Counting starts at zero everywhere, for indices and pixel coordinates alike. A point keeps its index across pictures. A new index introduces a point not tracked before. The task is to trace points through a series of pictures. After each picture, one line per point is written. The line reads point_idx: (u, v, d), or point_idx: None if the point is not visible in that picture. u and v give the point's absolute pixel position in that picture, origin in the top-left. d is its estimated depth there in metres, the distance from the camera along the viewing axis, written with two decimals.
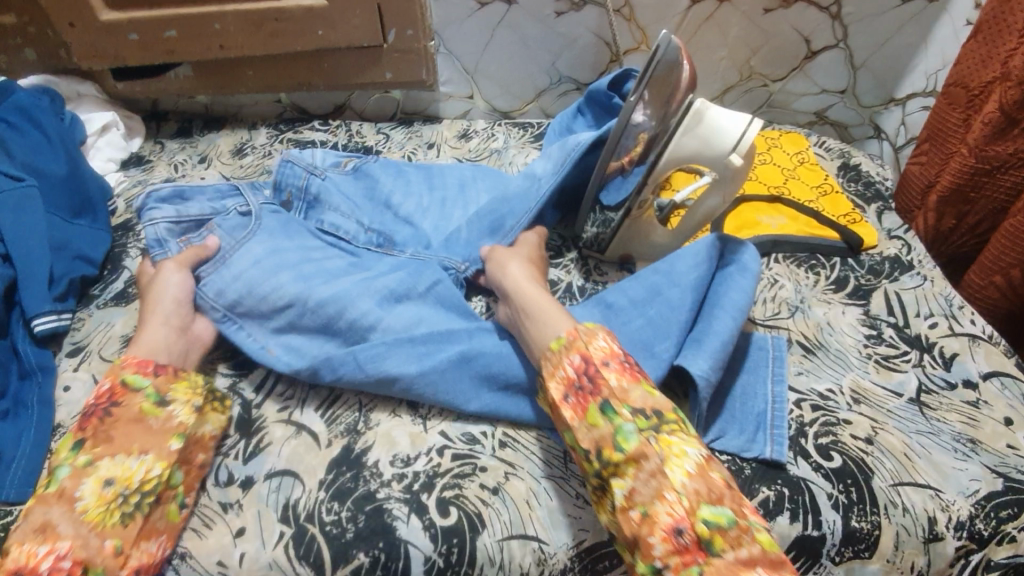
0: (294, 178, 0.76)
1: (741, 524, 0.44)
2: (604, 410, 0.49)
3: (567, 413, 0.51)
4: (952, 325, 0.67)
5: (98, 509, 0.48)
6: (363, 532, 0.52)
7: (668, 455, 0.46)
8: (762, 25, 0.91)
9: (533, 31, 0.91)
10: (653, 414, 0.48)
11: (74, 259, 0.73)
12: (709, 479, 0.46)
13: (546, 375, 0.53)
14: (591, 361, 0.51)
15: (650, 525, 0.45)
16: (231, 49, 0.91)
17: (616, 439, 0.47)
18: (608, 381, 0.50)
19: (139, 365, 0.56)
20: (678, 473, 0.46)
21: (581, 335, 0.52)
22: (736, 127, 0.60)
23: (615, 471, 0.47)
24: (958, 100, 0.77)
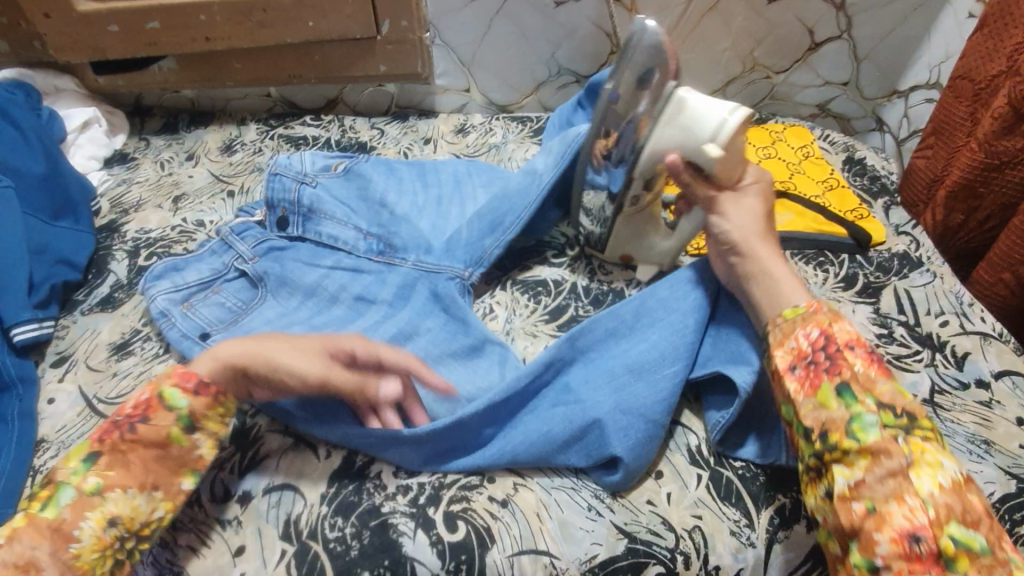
0: (284, 191, 0.73)
1: (997, 556, 0.39)
2: (841, 393, 0.46)
3: (790, 385, 0.49)
4: (963, 323, 0.66)
5: (89, 555, 0.44)
6: (368, 549, 0.50)
7: (917, 461, 0.43)
8: (766, 15, 0.89)
9: (532, 22, 0.89)
10: (902, 414, 0.45)
11: (55, 264, 0.70)
12: (963, 498, 0.41)
13: (774, 342, 0.52)
14: (832, 339, 0.49)
15: (878, 522, 0.41)
16: (217, 41, 0.87)
17: (851, 426, 0.45)
18: (852, 365, 0.47)
19: (181, 377, 0.50)
20: (927, 481, 0.42)
21: (824, 311, 0.51)
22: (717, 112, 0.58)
23: (840, 458, 0.44)
24: (964, 93, 0.76)
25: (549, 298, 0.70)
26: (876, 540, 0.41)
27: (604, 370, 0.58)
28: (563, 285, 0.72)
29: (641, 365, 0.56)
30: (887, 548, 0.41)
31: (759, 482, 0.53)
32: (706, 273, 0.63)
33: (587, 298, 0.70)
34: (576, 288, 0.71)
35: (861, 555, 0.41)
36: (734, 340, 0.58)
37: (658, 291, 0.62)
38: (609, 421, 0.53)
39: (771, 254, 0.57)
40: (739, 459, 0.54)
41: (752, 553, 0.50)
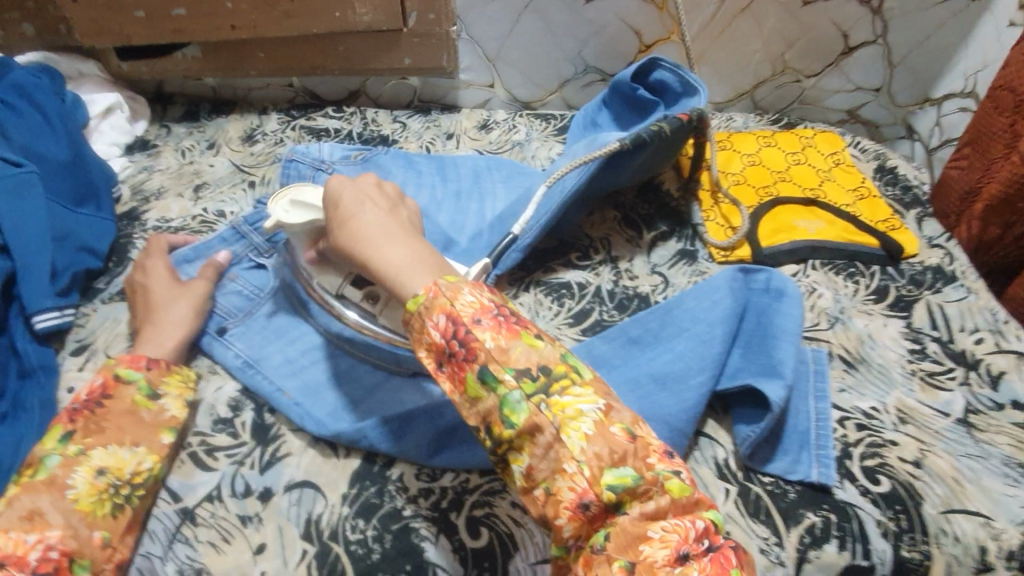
0: (300, 176, 0.74)
1: (648, 479, 0.39)
2: (484, 380, 0.41)
3: (445, 385, 0.44)
4: (999, 341, 0.64)
5: (88, 498, 0.48)
6: (389, 553, 0.49)
7: (562, 421, 0.40)
8: (800, 17, 0.87)
9: (560, 18, 0.87)
10: (539, 373, 0.41)
11: (78, 251, 0.70)
12: (608, 435, 0.40)
13: (415, 341, 0.45)
14: (458, 322, 0.42)
15: (555, 504, 0.39)
16: (243, 30, 0.86)
17: (503, 412, 0.41)
18: (482, 344, 0.42)
19: (132, 361, 0.56)
20: (575, 437, 0.39)
21: (443, 292, 0.44)
22: (299, 214, 0.60)
23: (509, 451, 0.41)
24: (1004, 103, 0.74)
25: (572, 301, 0.69)
26: (559, 524, 0.39)
27: (627, 378, 0.56)
28: (587, 288, 0.70)
29: (666, 374, 0.55)
30: (568, 528, 0.39)
31: (788, 499, 0.52)
32: (738, 285, 0.60)
33: (611, 302, 0.69)
34: (601, 292, 0.70)
35: (556, 543, 0.40)
36: (766, 353, 0.57)
37: (687, 303, 0.60)
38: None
39: (396, 237, 0.49)
40: (767, 474, 0.54)
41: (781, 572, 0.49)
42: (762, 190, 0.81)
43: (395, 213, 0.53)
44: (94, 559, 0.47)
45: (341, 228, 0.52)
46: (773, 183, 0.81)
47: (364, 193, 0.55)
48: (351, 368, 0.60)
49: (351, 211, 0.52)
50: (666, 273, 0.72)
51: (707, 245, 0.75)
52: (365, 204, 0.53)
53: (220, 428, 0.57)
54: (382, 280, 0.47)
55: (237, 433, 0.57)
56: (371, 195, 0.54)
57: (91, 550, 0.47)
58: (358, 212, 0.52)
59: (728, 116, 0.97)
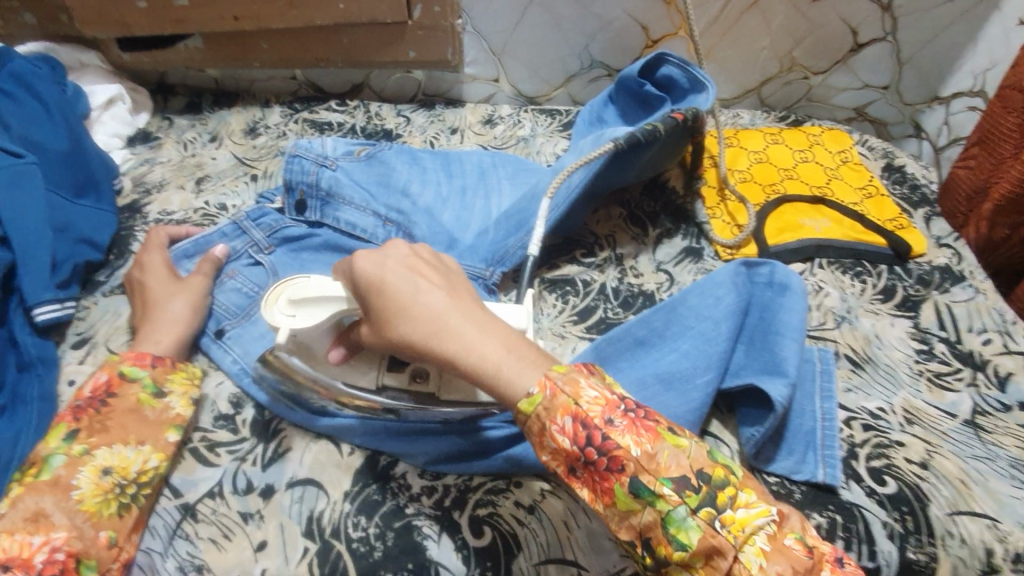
0: (304, 175, 0.72)
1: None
2: (637, 492, 0.38)
3: (583, 494, 0.40)
4: (1007, 342, 0.64)
5: (93, 499, 0.48)
6: (392, 551, 0.49)
7: (740, 538, 0.37)
8: (809, 14, 0.86)
9: (566, 12, 0.86)
10: (699, 482, 0.38)
11: (77, 243, 0.69)
12: (786, 549, 0.37)
13: (535, 444, 0.41)
14: (591, 426, 0.39)
15: None
16: (246, 21, 0.86)
17: (670, 532, 0.37)
18: (628, 452, 0.39)
19: (136, 358, 0.56)
20: (752, 554, 0.36)
21: (562, 388, 0.40)
22: (309, 314, 0.51)
23: (679, 573, 0.38)
24: (1013, 103, 0.73)
25: (577, 298, 0.69)
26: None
27: (631, 379, 0.56)
28: (592, 286, 0.70)
29: (673, 373, 0.54)
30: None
31: (793, 500, 0.52)
32: (741, 280, 0.60)
33: (617, 300, 0.68)
34: (606, 289, 0.70)
35: None
36: (770, 351, 0.56)
37: (691, 300, 0.59)
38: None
39: (473, 321, 0.43)
40: (772, 474, 0.54)
41: None
42: (769, 189, 0.80)
43: (451, 284, 0.47)
44: (100, 559, 0.46)
45: (399, 320, 0.44)
46: (780, 181, 0.81)
47: (406, 267, 0.47)
48: None
49: (403, 295, 0.45)
50: (672, 271, 0.72)
51: (713, 243, 0.74)
52: (419, 283, 0.45)
53: (221, 425, 0.57)
54: (480, 382, 0.42)
55: (237, 429, 0.56)
56: (422, 273, 0.46)
57: (97, 550, 0.47)
58: (416, 292, 0.45)
59: (734, 112, 0.96)
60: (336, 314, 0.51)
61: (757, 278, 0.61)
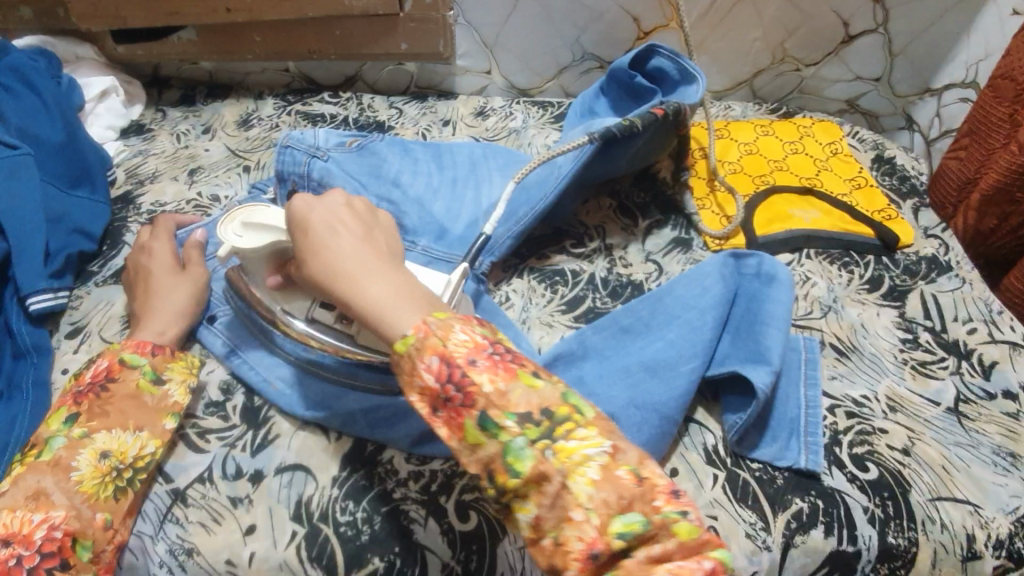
0: (295, 165, 0.73)
1: (655, 521, 0.35)
2: (484, 426, 0.37)
3: (439, 431, 0.39)
4: (992, 332, 0.64)
5: (92, 480, 0.49)
6: (378, 534, 0.50)
7: (569, 467, 0.36)
8: (800, 5, 0.86)
9: (558, 3, 0.86)
10: (542, 417, 0.37)
11: (72, 233, 0.70)
12: (616, 479, 0.36)
13: (405, 386, 0.40)
14: (452, 363, 0.38)
15: (563, 556, 0.35)
16: (239, 13, 0.87)
17: (507, 461, 0.37)
18: (480, 388, 0.38)
19: (136, 345, 0.55)
20: (581, 484, 0.36)
21: (434, 331, 0.39)
22: (252, 237, 0.53)
23: (514, 500, 0.37)
24: (1005, 93, 0.73)
25: (566, 288, 0.69)
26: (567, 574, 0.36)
27: (614, 368, 0.56)
28: (581, 275, 0.70)
29: (658, 362, 0.55)
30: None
31: (776, 485, 0.52)
32: (728, 271, 0.60)
33: (605, 290, 0.69)
34: (594, 279, 0.70)
35: None
36: (753, 339, 0.56)
37: (677, 290, 0.60)
38: (622, 416, 0.53)
39: (375, 266, 0.43)
40: (756, 460, 0.54)
41: (766, 557, 0.49)
42: (758, 180, 0.80)
43: (371, 233, 0.46)
44: (96, 539, 0.48)
45: (310, 259, 0.44)
46: (770, 172, 0.81)
47: (331, 212, 0.46)
48: None
49: (318, 236, 0.45)
50: (660, 261, 0.72)
51: (702, 234, 0.75)
52: (336, 227, 0.45)
53: (212, 411, 0.57)
54: (363, 321, 0.42)
55: (228, 416, 0.57)
56: (342, 217, 0.46)
57: (93, 530, 0.48)
58: (327, 237, 0.44)
59: (726, 105, 0.96)
60: (273, 242, 0.52)
61: (746, 268, 0.61)
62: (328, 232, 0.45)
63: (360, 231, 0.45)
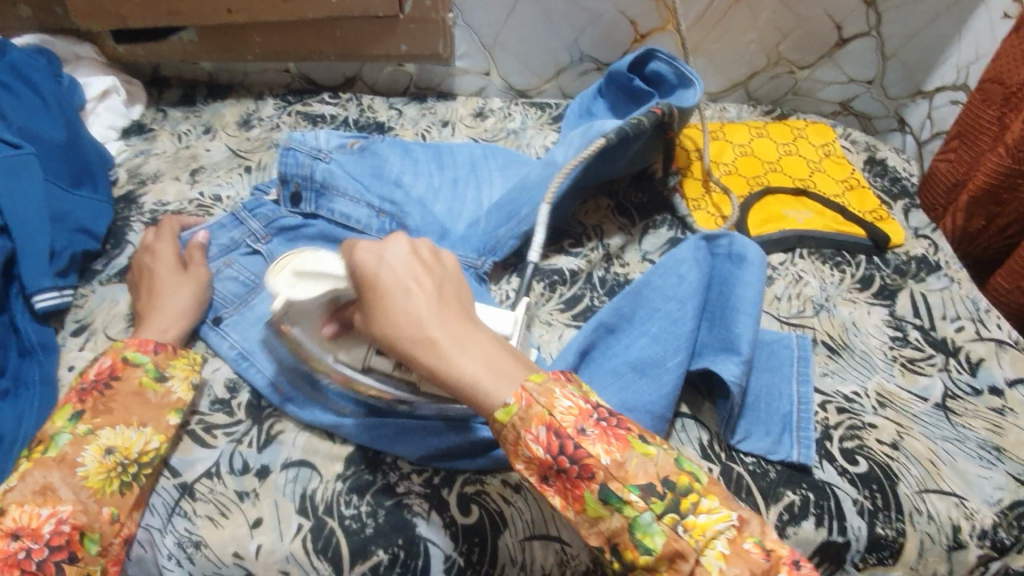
0: (298, 168, 0.73)
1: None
2: (607, 499, 0.39)
3: (554, 500, 0.41)
4: (979, 329, 0.66)
5: (97, 476, 0.50)
6: (382, 528, 0.51)
7: (699, 543, 0.38)
8: (794, 8, 0.88)
9: (556, 6, 0.87)
10: (664, 489, 0.39)
11: (75, 232, 0.71)
12: (744, 552, 0.38)
13: (510, 453, 0.42)
14: (564, 436, 0.40)
15: None
16: (239, 14, 0.87)
17: (635, 535, 0.39)
18: (598, 460, 0.40)
19: (140, 344, 0.57)
20: (713, 557, 0.38)
21: (537, 398, 0.40)
22: (309, 286, 0.50)
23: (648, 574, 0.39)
24: (993, 96, 0.75)
25: (565, 287, 0.70)
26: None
27: (607, 368, 0.58)
28: (579, 275, 0.72)
29: (646, 357, 0.57)
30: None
31: (769, 478, 0.54)
32: (700, 256, 0.62)
33: (603, 290, 0.70)
34: (592, 279, 0.71)
35: None
36: (726, 327, 0.58)
37: (655, 282, 0.61)
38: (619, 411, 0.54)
39: (459, 331, 0.42)
40: (749, 454, 0.55)
41: None
42: (752, 181, 0.82)
43: (442, 287, 0.45)
44: (103, 533, 0.49)
45: (385, 324, 0.43)
46: (764, 174, 0.83)
47: (396, 266, 0.44)
48: None
49: (393, 298, 0.43)
50: (657, 261, 0.73)
51: (698, 233, 0.76)
52: (408, 286, 0.43)
53: (218, 408, 0.58)
54: (456, 392, 0.42)
55: (233, 412, 0.58)
56: (414, 273, 0.44)
57: (100, 525, 0.48)
58: (405, 300, 0.43)
59: (721, 106, 0.98)
60: (331, 291, 0.50)
61: (720, 250, 0.63)
62: (400, 291, 0.43)
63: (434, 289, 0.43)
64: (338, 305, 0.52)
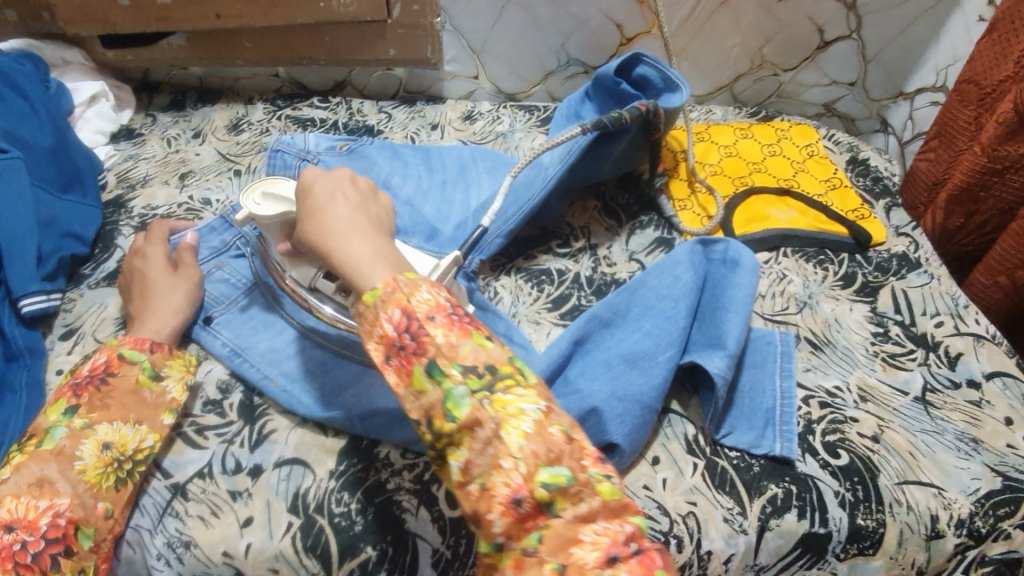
0: (286, 168, 0.75)
1: (579, 477, 0.39)
2: (430, 372, 0.41)
3: (389, 377, 0.42)
4: (958, 324, 0.67)
5: (94, 470, 0.50)
6: (371, 524, 0.52)
7: (502, 417, 0.40)
8: (777, 12, 0.89)
9: (543, 11, 0.89)
10: (484, 372, 0.41)
11: (63, 237, 0.71)
12: (547, 435, 0.40)
13: (365, 332, 0.43)
14: (412, 316, 0.42)
15: (488, 500, 0.39)
16: (228, 19, 0.87)
17: (446, 406, 0.40)
18: (433, 339, 0.41)
19: (136, 343, 0.57)
20: (514, 435, 0.39)
21: (401, 287, 0.43)
22: (271, 206, 0.56)
23: (451, 443, 0.40)
24: (969, 96, 0.76)
25: (552, 287, 0.71)
26: (489, 521, 0.39)
27: (599, 359, 0.59)
28: (566, 274, 0.73)
29: (636, 353, 0.58)
30: (499, 523, 0.39)
31: (752, 472, 0.55)
32: (697, 258, 0.63)
33: (590, 289, 0.71)
34: (579, 278, 0.72)
35: (485, 541, 0.39)
36: (715, 325, 0.59)
37: (650, 281, 0.62)
38: (606, 408, 0.55)
39: (360, 229, 0.48)
40: (734, 448, 0.56)
41: (743, 539, 0.52)
42: (737, 181, 0.83)
43: (364, 203, 0.51)
44: (97, 528, 0.49)
45: (308, 221, 0.50)
46: (748, 174, 0.84)
47: (332, 182, 0.52)
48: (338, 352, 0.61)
49: (319, 203, 0.50)
50: (643, 260, 0.74)
51: (683, 233, 0.77)
52: (334, 196, 0.50)
53: (210, 409, 0.59)
54: (343, 274, 0.47)
55: (225, 413, 0.59)
56: (342, 187, 0.51)
57: (94, 521, 0.49)
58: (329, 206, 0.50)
59: (707, 108, 0.99)
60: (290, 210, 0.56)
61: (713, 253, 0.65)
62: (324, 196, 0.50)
63: (354, 200, 0.51)
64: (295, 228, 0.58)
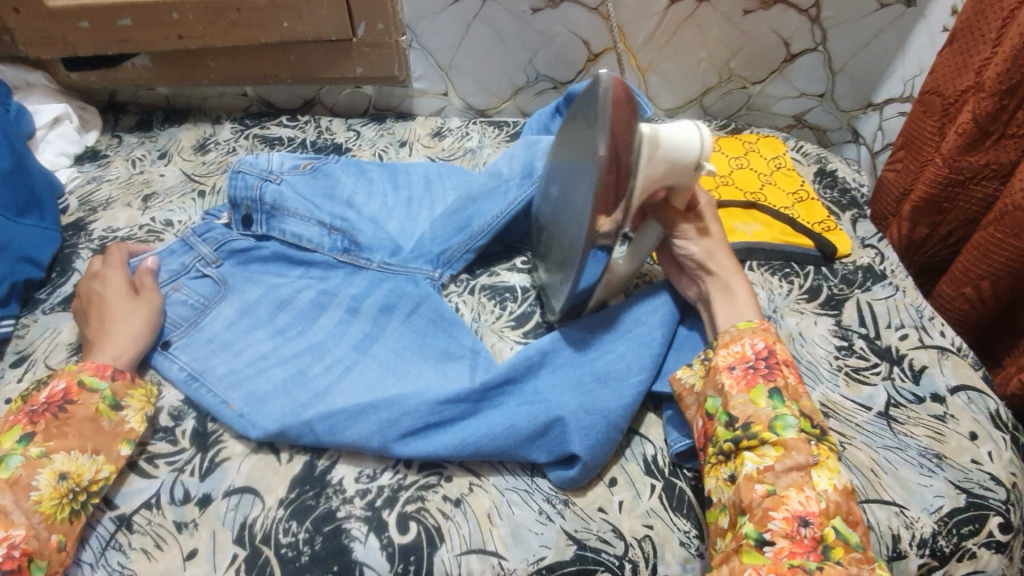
0: (247, 190, 0.73)
1: (867, 554, 0.45)
2: (771, 395, 0.50)
3: (725, 380, 0.52)
4: (922, 337, 0.67)
5: (49, 501, 0.49)
6: (319, 554, 0.50)
7: (822, 462, 0.48)
8: (742, 26, 0.90)
9: (509, 27, 0.89)
10: (817, 426, 0.49)
11: (18, 261, 0.70)
12: (845, 497, 0.47)
13: (720, 342, 0.54)
14: (773, 352, 0.52)
15: (777, 502, 0.46)
16: (190, 40, 0.87)
17: (774, 421, 0.49)
18: (787, 378, 0.51)
19: (97, 369, 0.56)
20: (824, 480, 0.47)
21: (768, 332, 0.54)
22: (683, 139, 0.54)
23: (754, 446, 0.49)
24: (933, 107, 0.76)
25: (515, 304, 0.70)
26: (770, 516, 0.45)
27: (569, 376, 0.58)
28: (530, 291, 0.71)
29: (608, 373, 0.57)
30: (778, 524, 0.45)
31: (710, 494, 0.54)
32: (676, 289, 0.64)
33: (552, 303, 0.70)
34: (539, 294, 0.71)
35: (753, 526, 0.46)
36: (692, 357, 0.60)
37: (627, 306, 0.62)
38: (572, 419, 0.54)
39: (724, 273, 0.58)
40: (691, 469, 0.56)
41: (700, 564, 0.51)
42: None
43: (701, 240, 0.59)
44: (51, 560, 0.48)
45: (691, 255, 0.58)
46: (715, 187, 0.83)
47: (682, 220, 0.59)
48: (296, 374, 0.61)
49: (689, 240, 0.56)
50: None
51: None
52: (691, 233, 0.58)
53: (161, 436, 0.58)
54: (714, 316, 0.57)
55: (176, 441, 0.57)
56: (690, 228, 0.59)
57: (48, 553, 0.48)
58: (669, 187, 0.56)
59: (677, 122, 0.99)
60: (692, 153, 0.54)
61: None
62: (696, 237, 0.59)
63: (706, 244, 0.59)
64: (665, 158, 0.54)
